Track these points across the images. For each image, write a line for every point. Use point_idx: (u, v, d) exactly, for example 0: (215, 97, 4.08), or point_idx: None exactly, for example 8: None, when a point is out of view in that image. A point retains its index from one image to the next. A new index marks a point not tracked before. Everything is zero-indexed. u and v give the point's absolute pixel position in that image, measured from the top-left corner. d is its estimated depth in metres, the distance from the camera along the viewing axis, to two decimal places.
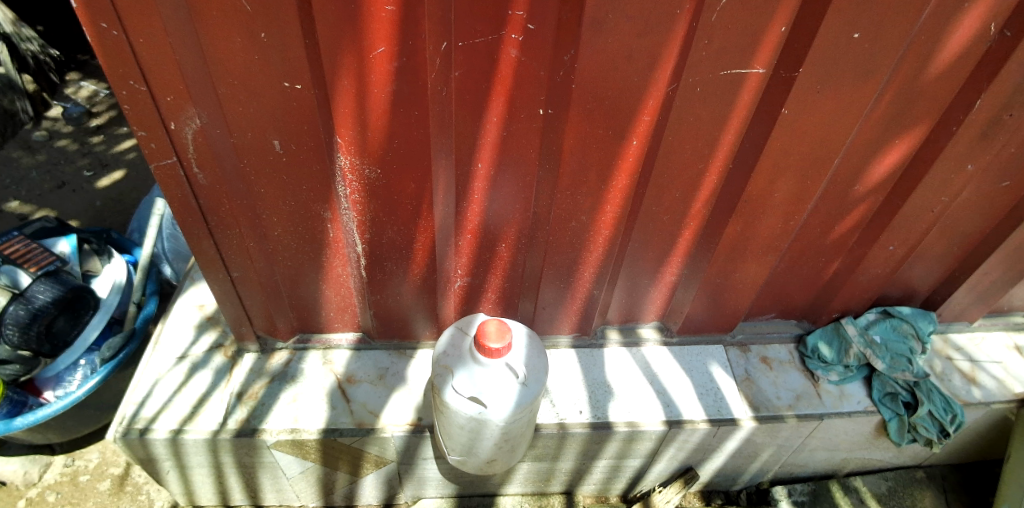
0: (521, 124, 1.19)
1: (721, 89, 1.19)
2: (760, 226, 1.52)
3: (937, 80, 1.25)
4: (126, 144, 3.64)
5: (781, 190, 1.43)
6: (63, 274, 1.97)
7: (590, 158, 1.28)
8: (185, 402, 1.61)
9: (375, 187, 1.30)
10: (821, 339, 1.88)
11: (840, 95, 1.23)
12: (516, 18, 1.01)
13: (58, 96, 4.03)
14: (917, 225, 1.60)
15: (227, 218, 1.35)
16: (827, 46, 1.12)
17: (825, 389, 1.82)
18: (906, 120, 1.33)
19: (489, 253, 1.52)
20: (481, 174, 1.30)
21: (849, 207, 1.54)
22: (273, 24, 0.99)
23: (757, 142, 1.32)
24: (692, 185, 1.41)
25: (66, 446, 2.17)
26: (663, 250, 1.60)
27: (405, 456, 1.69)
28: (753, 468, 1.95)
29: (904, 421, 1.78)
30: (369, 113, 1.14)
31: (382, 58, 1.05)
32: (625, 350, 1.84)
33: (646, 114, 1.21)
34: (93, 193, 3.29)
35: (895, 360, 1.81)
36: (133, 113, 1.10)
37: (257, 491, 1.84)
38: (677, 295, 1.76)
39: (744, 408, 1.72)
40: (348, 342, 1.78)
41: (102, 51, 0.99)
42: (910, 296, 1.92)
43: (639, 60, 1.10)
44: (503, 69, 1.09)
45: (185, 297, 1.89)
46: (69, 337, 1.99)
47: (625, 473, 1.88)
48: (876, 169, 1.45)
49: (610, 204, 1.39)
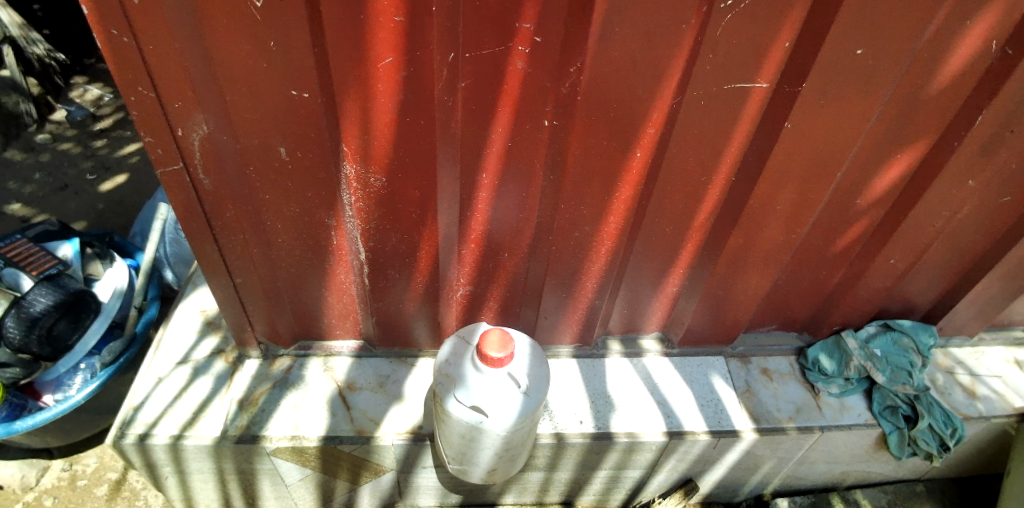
0: (525, 134, 1.20)
1: (725, 102, 1.20)
2: (761, 240, 1.53)
3: (939, 95, 1.26)
4: (129, 148, 3.66)
5: (784, 203, 1.43)
6: (62, 279, 1.96)
7: (594, 170, 1.29)
8: (186, 407, 1.61)
9: (379, 195, 1.30)
10: (822, 351, 1.88)
11: (842, 110, 1.24)
12: (524, 31, 1.02)
13: (62, 99, 4.03)
14: (918, 239, 1.61)
15: (231, 224, 1.35)
16: (831, 60, 1.13)
17: (826, 401, 1.82)
18: (907, 135, 1.34)
19: (492, 262, 1.52)
20: (486, 184, 1.30)
21: (850, 220, 1.55)
22: (281, 33, 1.00)
23: (760, 155, 1.32)
24: (695, 196, 1.41)
25: (64, 450, 2.16)
26: (664, 261, 1.60)
27: (405, 465, 1.69)
28: (753, 480, 1.95)
29: (904, 434, 1.78)
30: (375, 121, 1.15)
31: (389, 67, 1.05)
32: (626, 360, 1.84)
33: (651, 126, 1.21)
34: (95, 196, 3.29)
35: (895, 373, 1.82)
36: (140, 117, 1.11)
37: (256, 498, 1.84)
38: (678, 306, 1.77)
39: (745, 419, 1.72)
40: (349, 350, 1.78)
41: (112, 57, 1.00)
42: (911, 310, 1.92)
43: (644, 73, 1.11)
44: (510, 81, 1.10)
45: (186, 302, 1.89)
46: (69, 340, 1.96)
47: (625, 483, 1.87)
48: (878, 183, 1.46)
49: (613, 215, 1.40)
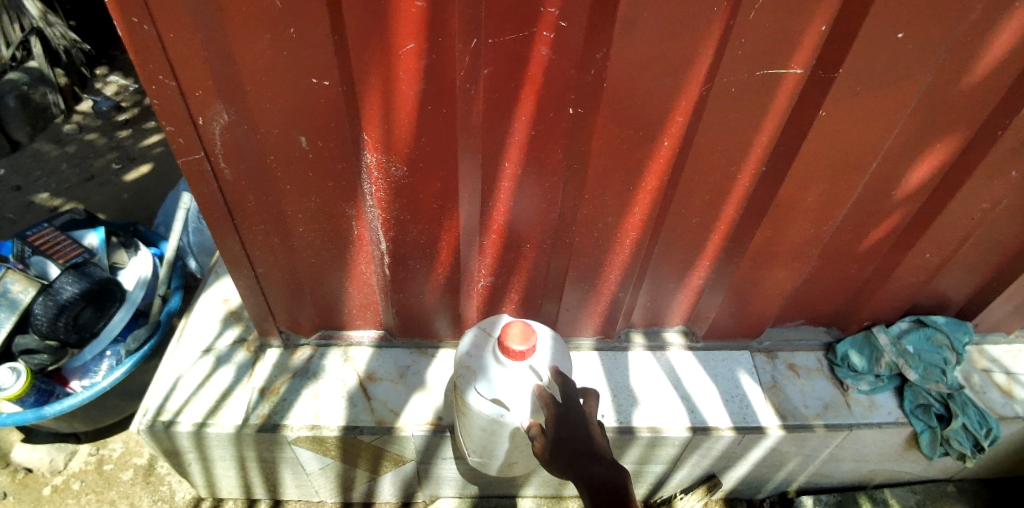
0: (550, 123, 1.18)
1: (757, 90, 1.16)
2: (790, 232, 1.48)
3: (984, 82, 1.20)
4: (153, 138, 3.72)
5: (815, 194, 1.38)
6: (88, 267, 2.01)
7: (619, 160, 1.26)
8: (209, 396, 1.62)
9: (400, 185, 1.28)
10: (852, 347, 1.82)
11: (877, 98, 1.18)
12: (548, 16, 0.99)
13: (88, 90, 4.11)
14: (955, 232, 1.55)
15: (252, 214, 1.36)
16: (869, 46, 1.08)
17: (855, 398, 1.77)
18: (947, 124, 1.28)
19: (515, 254, 1.50)
20: (508, 174, 1.28)
21: (884, 213, 1.50)
22: (301, 20, 0.98)
23: (791, 145, 1.28)
24: (723, 187, 1.37)
25: (91, 435, 2.20)
26: (689, 254, 1.57)
27: (425, 455, 1.69)
28: (778, 477, 1.91)
29: (937, 434, 1.72)
30: (396, 111, 1.13)
31: (410, 54, 1.03)
32: (649, 353, 1.81)
33: (679, 115, 1.18)
34: (120, 186, 3.34)
35: (928, 370, 1.75)
36: (161, 108, 1.11)
37: (277, 485, 1.85)
38: (703, 300, 1.73)
39: (771, 416, 1.68)
40: (370, 339, 1.78)
41: (132, 46, 0.99)
42: (944, 306, 1.85)
43: (671, 61, 1.07)
44: (534, 68, 1.07)
45: (209, 291, 1.90)
46: (95, 328, 2.00)
47: (647, 478, 1.85)
48: (912, 176, 1.40)
49: (638, 205, 1.37)
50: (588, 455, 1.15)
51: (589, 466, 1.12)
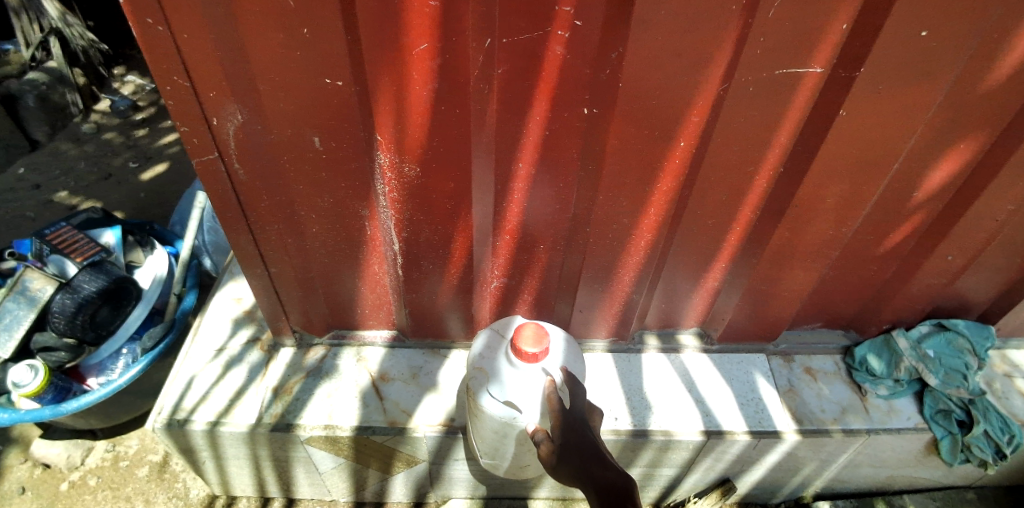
0: (564, 123, 1.16)
1: (775, 89, 1.14)
2: (808, 234, 1.46)
3: (1010, 80, 1.16)
4: (169, 138, 3.77)
5: (834, 194, 1.36)
6: (106, 265, 2.02)
7: (634, 160, 1.24)
8: (223, 395, 1.63)
9: (413, 186, 1.28)
10: (870, 351, 1.79)
11: (902, 97, 1.16)
12: (563, 15, 0.98)
13: (106, 89, 4.18)
14: (978, 234, 1.51)
15: (265, 214, 1.36)
16: (891, 42, 1.05)
17: (873, 403, 1.74)
18: (972, 124, 1.25)
19: (527, 255, 1.50)
20: (522, 174, 1.27)
21: (905, 214, 1.47)
22: (314, 18, 0.97)
23: (810, 146, 1.26)
24: (739, 188, 1.35)
25: (107, 432, 2.22)
26: (705, 256, 1.55)
27: (437, 456, 1.69)
28: (794, 482, 1.88)
29: (958, 440, 1.69)
30: (408, 111, 1.12)
31: (424, 54, 1.02)
32: (664, 356, 1.79)
33: (695, 114, 1.16)
34: (136, 185, 3.38)
35: (948, 375, 1.73)
36: (176, 108, 1.11)
37: (290, 484, 1.86)
38: (719, 301, 1.71)
39: (787, 420, 1.66)
40: (383, 340, 1.78)
41: (147, 47, 1.00)
42: (966, 309, 1.81)
43: (688, 60, 1.06)
44: (548, 67, 1.06)
45: (224, 290, 1.91)
46: (111, 325, 2.03)
47: (659, 481, 1.83)
48: (934, 177, 1.37)
49: (653, 206, 1.35)
50: (594, 458, 1.11)
51: (597, 471, 1.08)
